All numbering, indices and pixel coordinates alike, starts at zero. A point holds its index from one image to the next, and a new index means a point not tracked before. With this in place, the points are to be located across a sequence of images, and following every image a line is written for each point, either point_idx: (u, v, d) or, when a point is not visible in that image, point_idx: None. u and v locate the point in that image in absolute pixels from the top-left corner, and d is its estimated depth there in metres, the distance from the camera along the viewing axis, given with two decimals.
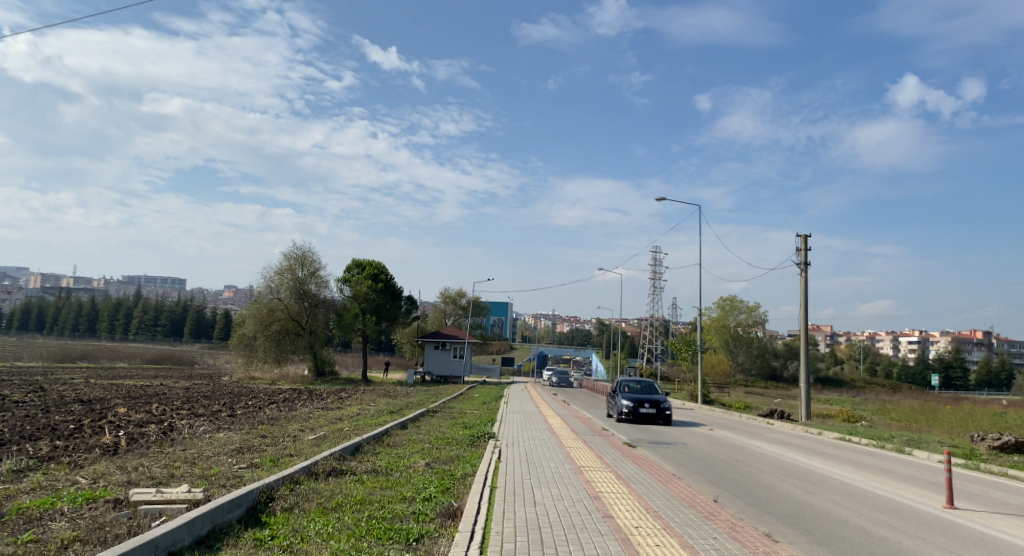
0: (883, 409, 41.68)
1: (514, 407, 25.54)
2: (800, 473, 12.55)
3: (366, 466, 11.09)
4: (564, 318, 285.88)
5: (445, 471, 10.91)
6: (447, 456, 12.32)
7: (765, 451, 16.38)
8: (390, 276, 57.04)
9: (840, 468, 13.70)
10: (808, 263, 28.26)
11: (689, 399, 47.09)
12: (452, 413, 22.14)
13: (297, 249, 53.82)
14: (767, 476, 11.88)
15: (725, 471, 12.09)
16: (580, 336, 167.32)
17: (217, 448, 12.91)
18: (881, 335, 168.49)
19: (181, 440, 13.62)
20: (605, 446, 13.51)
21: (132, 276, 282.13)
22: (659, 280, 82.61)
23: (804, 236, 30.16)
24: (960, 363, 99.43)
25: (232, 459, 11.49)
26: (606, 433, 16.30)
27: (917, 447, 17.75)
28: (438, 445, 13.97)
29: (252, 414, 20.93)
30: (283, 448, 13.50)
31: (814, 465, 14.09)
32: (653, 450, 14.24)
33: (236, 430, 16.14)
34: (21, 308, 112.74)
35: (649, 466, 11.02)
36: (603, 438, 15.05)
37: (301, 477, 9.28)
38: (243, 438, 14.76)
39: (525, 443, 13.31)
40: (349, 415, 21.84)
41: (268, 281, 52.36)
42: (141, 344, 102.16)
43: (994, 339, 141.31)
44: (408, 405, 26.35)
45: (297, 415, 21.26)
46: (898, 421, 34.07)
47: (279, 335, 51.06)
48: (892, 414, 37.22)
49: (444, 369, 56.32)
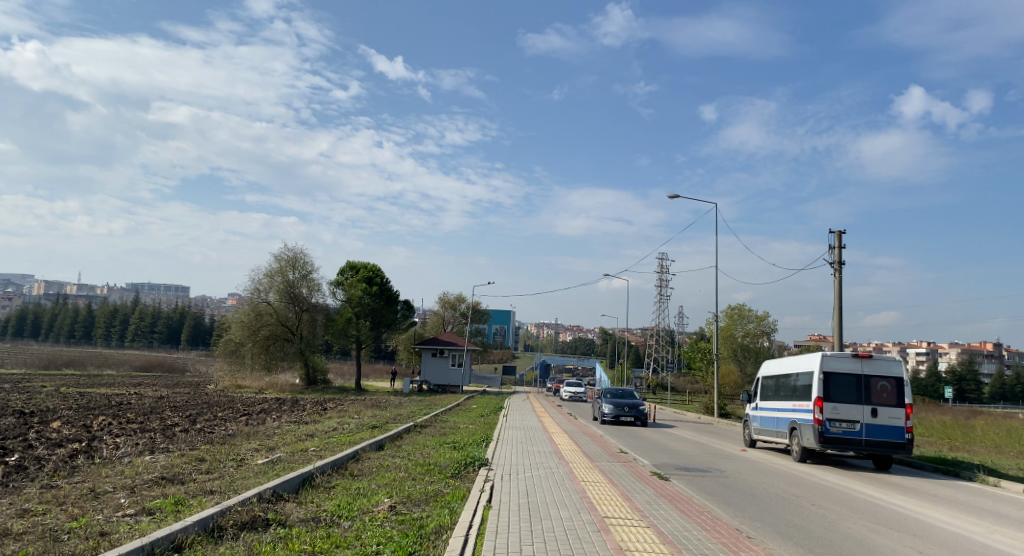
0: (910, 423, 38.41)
1: (514, 420, 22.56)
2: (894, 522, 9.40)
3: (305, 511, 8.04)
4: (567, 329, 283.51)
5: (413, 520, 7.84)
6: (421, 495, 9.27)
7: (819, 480, 13.30)
8: (385, 279, 54.22)
9: (931, 507, 10.65)
10: (844, 260, 25.24)
11: (703, 411, 43.55)
12: (441, 429, 19.14)
13: (288, 250, 51.08)
14: (861, 531, 8.68)
15: (801, 522, 8.83)
16: (584, 346, 164.46)
17: (124, 480, 9.86)
18: (888, 346, 165.43)
19: (85, 469, 10.57)
20: (628, 478, 10.45)
21: (135, 286, 280.90)
22: (666, 289, 79.93)
23: (839, 233, 27.10)
24: (975, 377, 95.75)
25: (126, 499, 8.46)
26: (625, 459, 13.21)
27: (1004, 477, 14.46)
28: (414, 475, 10.96)
29: (210, 431, 17.88)
30: (212, 479, 10.43)
31: (894, 502, 10.97)
32: (692, 484, 11.13)
33: (170, 452, 13.06)
34: (16, 315, 110.91)
35: (700, 517, 7.96)
36: (622, 467, 11.97)
37: (190, 540, 6.26)
38: (169, 464, 11.62)
39: (525, 475, 10.24)
40: (322, 431, 18.78)
41: (256, 284, 49.47)
42: (136, 352, 99.17)
43: (1005, 351, 137.89)
44: (395, 419, 23.23)
45: (262, 432, 18.17)
46: (930, 436, 31.04)
47: (268, 341, 48.31)
48: (920, 424, 34.29)
49: (442, 378, 53.30)
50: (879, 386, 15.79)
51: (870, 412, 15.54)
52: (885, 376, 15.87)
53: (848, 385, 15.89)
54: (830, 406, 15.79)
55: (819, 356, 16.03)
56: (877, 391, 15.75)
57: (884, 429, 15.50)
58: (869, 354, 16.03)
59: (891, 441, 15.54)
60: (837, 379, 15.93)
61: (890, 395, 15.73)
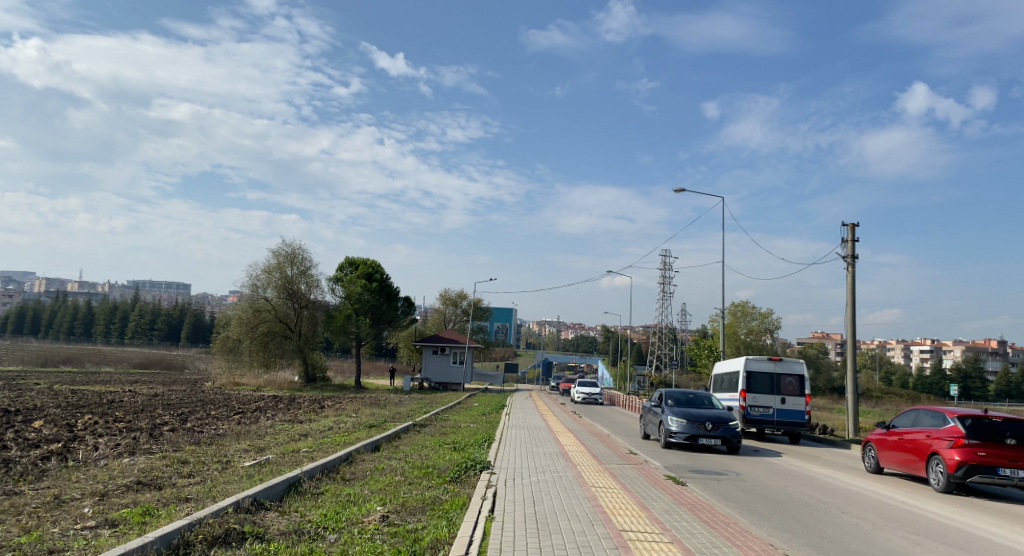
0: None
1: (518, 420, 21.81)
2: (936, 534, 8.56)
3: (286, 523, 7.25)
4: (569, 326, 283.16)
5: (408, 532, 7.02)
6: (417, 502, 8.47)
7: (842, 483, 12.51)
8: (385, 275, 53.33)
9: (970, 515, 9.83)
10: (856, 254, 24.43)
11: None
12: (442, 428, 18.40)
13: (287, 246, 50.28)
14: (901, 544, 7.85)
15: (836, 536, 7.98)
16: (585, 344, 163.73)
17: (96, 485, 9.07)
18: (892, 343, 164.79)
19: (55, 473, 9.79)
20: (643, 483, 9.65)
21: (137, 283, 280.33)
22: (669, 286, 79.07)
23: (851, 226, 26.31)
24: (979, 373, 95.18)
25: (93, 507, 7.69)
26: (635, 462, 12.41)
27: None
28: (410, 480, 10.16)
29: (199, 431, 17.08)
30: (193, 484, 9.68)
31: (929, 509, 10.15)
32: (710, 490, 10.34)
33: (152, 454, 12.29)
34: (17, 312, 110.21)
35: (727, 532, 7.14)
36: (635, 470, 11.16)
37: None
38: (148, 468, 10.83)
39: (530, 480, 9.44)
40: (317, 431, 17.97)
41: (254, 280, 48.69)
42: (135, 349, 98.38)
43: (1009, 349, 137.13)
44: (393, 417, 22.43)
45: (254, 431, 17.38)
46: None
47: (266, 338, 47.59)
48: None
49: (442, 376, 52.59)
50: (787, 381, 21.12)
51: (779, 400, 20.89)
52: (790, 374, 21.21)
53: (764, 380, 21.17)
54: (751, 396, 21.01)
55: (744, 358, 21.18)
56: (785, 385, 21.11)
57: (790, 412, 20.91)
58: (779, 357, 21.27)
59: (794, 422, 20.96)
60: (756, 376, 21.16)
61: (795, 387, 21.11)
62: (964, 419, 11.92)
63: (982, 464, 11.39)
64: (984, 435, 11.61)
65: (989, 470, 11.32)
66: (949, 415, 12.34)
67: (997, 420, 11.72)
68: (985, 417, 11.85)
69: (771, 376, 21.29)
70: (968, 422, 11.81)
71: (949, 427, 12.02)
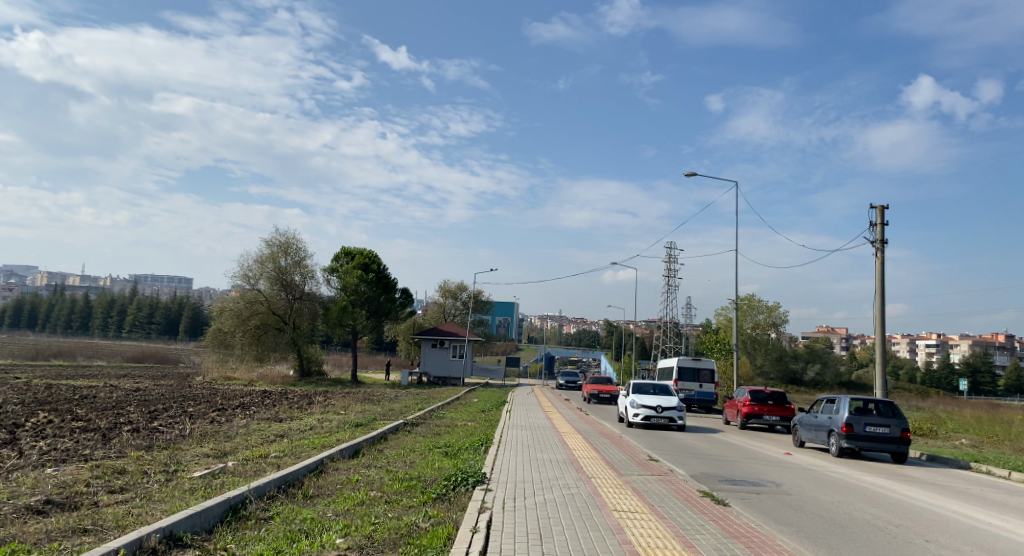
0: (932, 413, 36.11)
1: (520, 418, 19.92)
2: None
3: None
4: (572, 320, 281.89)
5: None
6: (392, 533, 6.49)
7: (900, 496, 10.64)
8: (381, 265, 51.23)
9: None
10: (887, 239, 22.48)
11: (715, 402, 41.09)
12: (436, 428, 16.50)
13: (281, 236, 48.18)
14: None
15: None
16: (588, 338, 161.98)
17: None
18: (897, 337, 162.97)
19: None
20: (675, 505, 7.62)
21: (138, 277, 279.99)
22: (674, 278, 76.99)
23: (882, 208, 24.23)
24: (988, 367, 93.27)
25: None
26: (659, 472, 10.42)
27: None
28: (387, 497, 8.21)
29: (163, 432, 15.12)
30: (121, 503, 7.81)
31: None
32: (758, 509, 8.37)
33: (87, 462, 10.39)
34: (13, 305, 107.91)
35: None
36: (659, 484, 9.18)
37: None
38: (71, 483, 8.82)
39: (535, 500, 7.49)
40: (296, 432, 16.00)
41: (246, 271, 46.66)
42: (133, 343, 96.83)
43: (1016, 343, 134.80)
44: (384, 415, 20.49)
45: (224, 433, 15.42)
46: (962, 429, 28.36)
47: (259, 331, 45.83)
48: (950, 416, 31.84)
49: (442, 369, 50.71)
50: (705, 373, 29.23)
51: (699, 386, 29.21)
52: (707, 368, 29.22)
53: (689, 372, 29.30)
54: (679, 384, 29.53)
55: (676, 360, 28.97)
56: (704, 375, 29.22)
57: (706, 395, 29.28)
58: (699, 356, 29.13)
59: (709, 399, 29.31)
60: (683, 369, 29.21)
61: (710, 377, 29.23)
62: (757, 392, 22.37)
63: (755, 413, 21.93)
64: (762, 399, 22.21)
65: (755, 416, 21.89)
66: (750, 389, 22.82)
67: (771, 391, 22.34)
68: (766, 390, 22.37)
69: (694, 368, 29.26)
70: (757, 392, 22.34)
71: (745, 393, 22.83)
